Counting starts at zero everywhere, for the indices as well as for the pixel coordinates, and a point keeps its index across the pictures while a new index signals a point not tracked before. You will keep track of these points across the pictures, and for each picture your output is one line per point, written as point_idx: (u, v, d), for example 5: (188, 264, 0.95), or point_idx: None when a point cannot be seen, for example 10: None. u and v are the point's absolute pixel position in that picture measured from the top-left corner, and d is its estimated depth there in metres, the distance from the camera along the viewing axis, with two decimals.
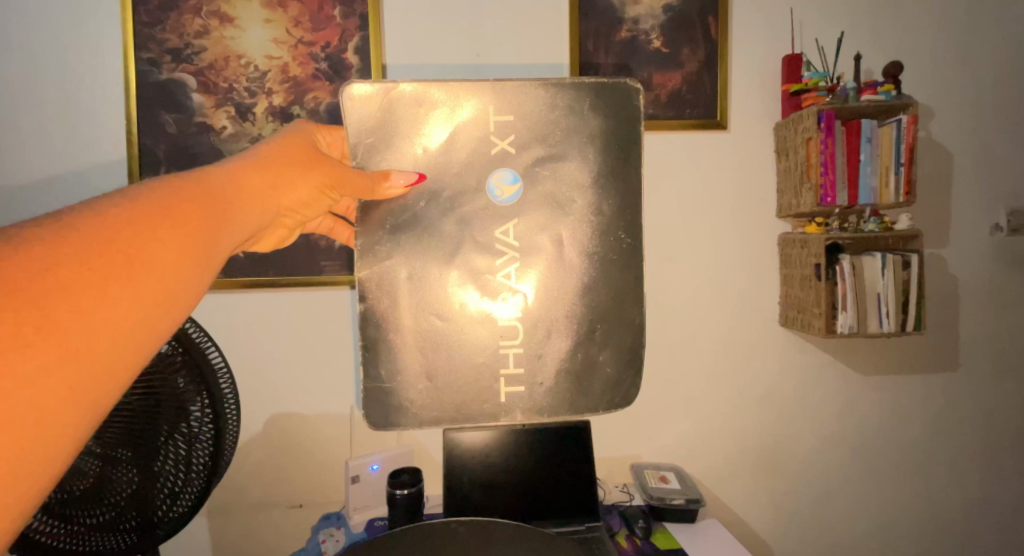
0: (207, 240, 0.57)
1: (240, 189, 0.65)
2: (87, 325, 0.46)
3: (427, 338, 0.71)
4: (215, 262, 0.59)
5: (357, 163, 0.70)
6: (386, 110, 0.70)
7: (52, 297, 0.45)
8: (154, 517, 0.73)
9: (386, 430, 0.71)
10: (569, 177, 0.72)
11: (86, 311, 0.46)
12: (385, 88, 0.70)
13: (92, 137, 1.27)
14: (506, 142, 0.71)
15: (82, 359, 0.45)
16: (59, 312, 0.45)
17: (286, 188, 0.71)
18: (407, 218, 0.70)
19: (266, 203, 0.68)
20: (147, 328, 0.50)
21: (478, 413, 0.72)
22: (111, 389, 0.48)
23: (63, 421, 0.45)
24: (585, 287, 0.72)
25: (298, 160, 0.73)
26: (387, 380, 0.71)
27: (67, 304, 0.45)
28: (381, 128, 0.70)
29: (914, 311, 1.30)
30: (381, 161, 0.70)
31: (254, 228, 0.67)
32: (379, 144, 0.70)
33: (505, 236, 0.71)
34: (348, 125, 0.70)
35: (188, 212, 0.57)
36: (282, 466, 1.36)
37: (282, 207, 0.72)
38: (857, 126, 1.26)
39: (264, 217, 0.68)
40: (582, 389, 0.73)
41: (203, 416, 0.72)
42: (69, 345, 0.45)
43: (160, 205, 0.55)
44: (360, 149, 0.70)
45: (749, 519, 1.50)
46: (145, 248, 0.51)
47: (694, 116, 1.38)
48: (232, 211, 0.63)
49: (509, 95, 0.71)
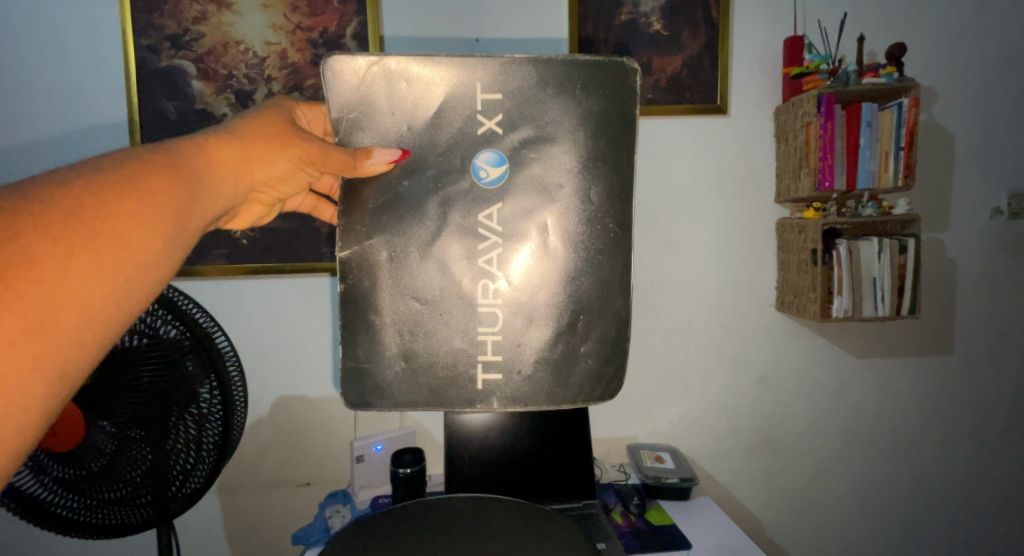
0: (169, 211, 0.60)
1: (213, 162, 0.68)
2: (51, 299, 0.50)
3: (405, 320, 0.69)
4: (188, 235, 0.62)
5: (341, 140, 0.69)
6: (370, 87, 0.68)
7: (15, 269, 0.49)
8: (168, 493, 0.77)
9: (363, 410, 0.71)
10: (556, 160, 0.69)
11: (50, 284, 0.50)
12: (370, 62, 0.68)
13: (97, 127, 1.29)
14: (492, 122, 0.68)
15: (49, 330, 0.50)
16: (24, 286, 0.49)
17: (263, 162, 0.73)
18: (388, 199, 0.68)
19: (242, 176, 0.71)
20: (115, 299, 0.55)
21: (456, 398, 0.71)
22: (79, 356, 0.52)
23: (31, 388, 0.49)
24: (570, 274, 0.70)
25: (277, 137, 0.74)
26: (364, 360, 0.70)
27: (30, 278, 0.50)
28: (364, 103, 0.69)
29: (908, 295, 1.32)
30: (363, 138, 0.69)
31: (226, 199, 0.69)
32: (362, 119, 0.69)
33: (488, 221, 0.69)
34: (330, 101, 0.68)
35: (157, 185, 0.60)
36: (290, 447, 1.41)
37: (260, 181, 0.73)
38: (857, 110, 1.26)
39: (238, 189, 0.70)
40: (561, 379, 0.71)
41: (212, 397, 0.76)
42: (34, 317, 0.50)
43: (127, 178, 0.58)
44: (343, 126, 0.69)
45: (744, 498, 1.54)
46: (110, 222, 0.55)
47: (693, 100, 1.38)
48: (206, 184, 0.66)
49: (496, 73, 0.68)
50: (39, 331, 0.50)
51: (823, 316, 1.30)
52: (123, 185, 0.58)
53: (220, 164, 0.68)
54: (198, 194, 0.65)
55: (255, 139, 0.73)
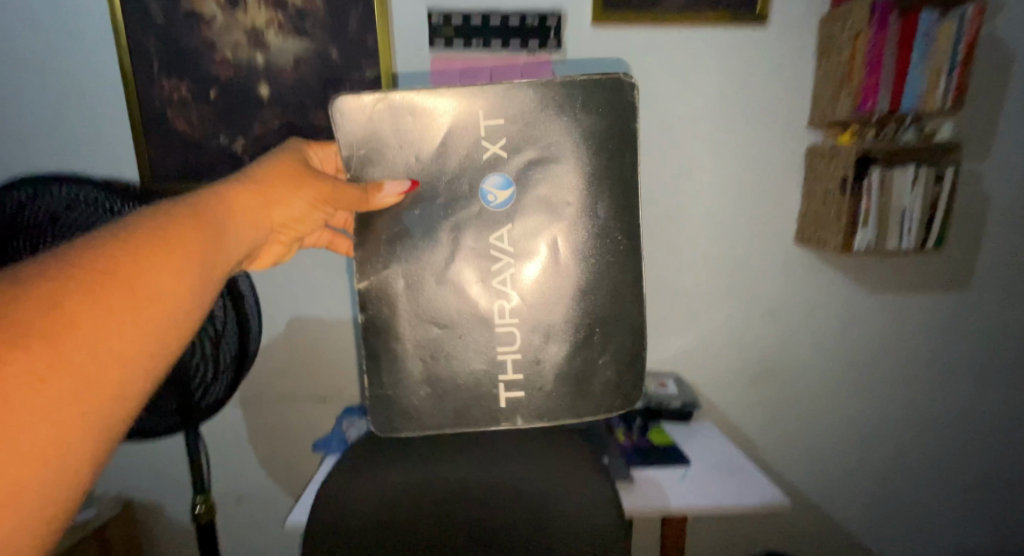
0: (198, 260, 0.60)
1: (234, 210, 0.67)
2: (95, 360, 0.49)
3: (424, 345, 0.65)
4: (215, 281, 0.62)
5: (352, 176, 0.64)
6: (377, 125, 0.63)
7: (60, 328, 0.48)
8: (192, 401, 0.92)
9: (389, 436, 0.67)
10: (561, 179, 0.63)
11: (95, 344, 0.49)
12: (376, 99, 0.62)
13: (79, 29, 1.16)
14: (496, 146, 0.62)
15: (96, 389, 0.49)
16: (71, 346, 0.48)
17: (281, 205, 0.72)
18: (402, 230, 0.64)
19: (262, 221, 0.70)
20: (154, 353, 0.54)
21: (478, 416, 0.66)
22: (121, 411, 0.52)
23: (82, 447, 0.48)
24: (582, 289, 0.65)
25: (291, 177, 0.74)
26: (387, 388, 0.66)
27: (77, 338, 0.48)
28: (373, 139, 0.63)
29: (937, 227, 1.26)
30: (375, 172, 0.63)
31: (249, 241, 0.68)
32: (373, 155, 0.63)
33: (499, 242, 0.64)
34: (338, 140, 0.63)
35: (186, 234, 0.59)
36: (307, 367, 1.49)
37: (279, 222, 0.73)
38: (915, 20, 1.12)
39: (259, 232, 0.70)
40: (583, 392, 0.67)
41: (225, 315, 0.91)
42: (83, 376, 0.48)
43: (159, 229, 0.58)
44: (354, 163, 0.63)
45: (739, 420, 1.58)
46: (146, 276, 0.54)
47: (731, 4, 1.24)
48: (230, 230, 0.66)
49: (498, 98, 0.62)
50: (86, 390, 0.48)
51: (845, 250, 1.26)
52: (156, 237, 0.57)
53: (240, 213, 0.68)
54: (223, 240, 0.64)
55: (271, 184, 0.72)
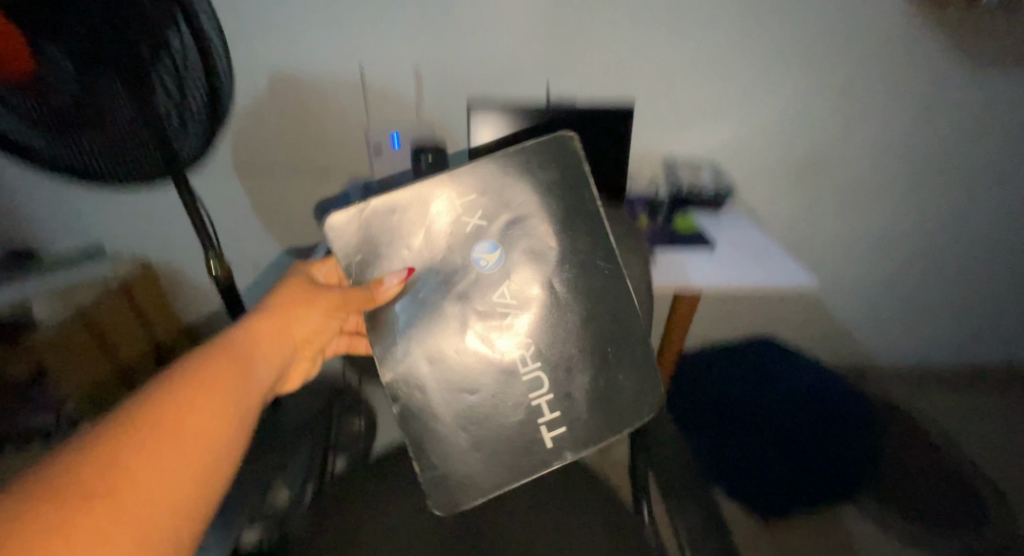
0: (232, 396, 0.64)
1: (258, 338, 0.72)
2: (148, 508, 0.54)
3: (464, 414, 0.76)
4: (251, 411, 0.66)
5: (355, 280, 0.75)
6: (367, 228, 0.74)
7: (115, 484, 0.53)
8: None
9: (459, 510, 0.77)
10: (538, 230, 0.75)
11: (145, 494, 0.54)
12: (359, 209, 0.74)
13: None
14: (475, 219, 0.74)
15: (152, 536, 0.53)
16: (126, 500, 0.53)
17: (299, 322, 0.77)
18: (414, 313, 0.74)
19: (285, 342, 0.75)
20: (201, 492, 0.58)
21: (532, 462, 0.77)
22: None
23: None
24: (585, 318, 0.76)
25: (304, 294, 0.79)
26: (442, 464, 0.76)
27: (130, 491, 0.53)
28: (365, 244, 0.74)
29: None
30: (374, 270, 0.74)
31: (277, 366, 0.73)
32: (369, 257, 0.74)
33: (502, 298, 0.74)
34: (336, 252, 0.75)
35: (217, 374, 0.64)
36: None
37: (302, 338, 0.77)
38: None
39: (285, 354, 0.74)
40: (614, 411, 0.78)
41: None
42: (138, 527, 0.52)
43: (191, 376, 0.63)
44: (354, 268, 0.74)
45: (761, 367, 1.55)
46: (186, 421, 0.59)
47: None
48: (256, 360, 0.70)
49: (465, 178, 0.74)
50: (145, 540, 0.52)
51: None
52: (190, 383, 0.62)
53: (263, 339, 0.72)
54: (253, 372, 0.69)
55: (287, 304, 0.77)
